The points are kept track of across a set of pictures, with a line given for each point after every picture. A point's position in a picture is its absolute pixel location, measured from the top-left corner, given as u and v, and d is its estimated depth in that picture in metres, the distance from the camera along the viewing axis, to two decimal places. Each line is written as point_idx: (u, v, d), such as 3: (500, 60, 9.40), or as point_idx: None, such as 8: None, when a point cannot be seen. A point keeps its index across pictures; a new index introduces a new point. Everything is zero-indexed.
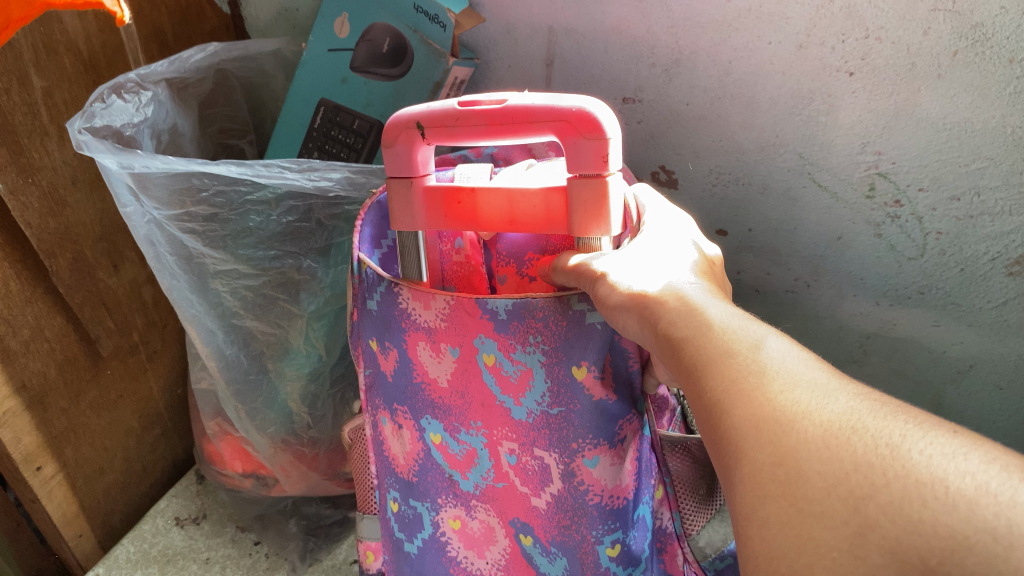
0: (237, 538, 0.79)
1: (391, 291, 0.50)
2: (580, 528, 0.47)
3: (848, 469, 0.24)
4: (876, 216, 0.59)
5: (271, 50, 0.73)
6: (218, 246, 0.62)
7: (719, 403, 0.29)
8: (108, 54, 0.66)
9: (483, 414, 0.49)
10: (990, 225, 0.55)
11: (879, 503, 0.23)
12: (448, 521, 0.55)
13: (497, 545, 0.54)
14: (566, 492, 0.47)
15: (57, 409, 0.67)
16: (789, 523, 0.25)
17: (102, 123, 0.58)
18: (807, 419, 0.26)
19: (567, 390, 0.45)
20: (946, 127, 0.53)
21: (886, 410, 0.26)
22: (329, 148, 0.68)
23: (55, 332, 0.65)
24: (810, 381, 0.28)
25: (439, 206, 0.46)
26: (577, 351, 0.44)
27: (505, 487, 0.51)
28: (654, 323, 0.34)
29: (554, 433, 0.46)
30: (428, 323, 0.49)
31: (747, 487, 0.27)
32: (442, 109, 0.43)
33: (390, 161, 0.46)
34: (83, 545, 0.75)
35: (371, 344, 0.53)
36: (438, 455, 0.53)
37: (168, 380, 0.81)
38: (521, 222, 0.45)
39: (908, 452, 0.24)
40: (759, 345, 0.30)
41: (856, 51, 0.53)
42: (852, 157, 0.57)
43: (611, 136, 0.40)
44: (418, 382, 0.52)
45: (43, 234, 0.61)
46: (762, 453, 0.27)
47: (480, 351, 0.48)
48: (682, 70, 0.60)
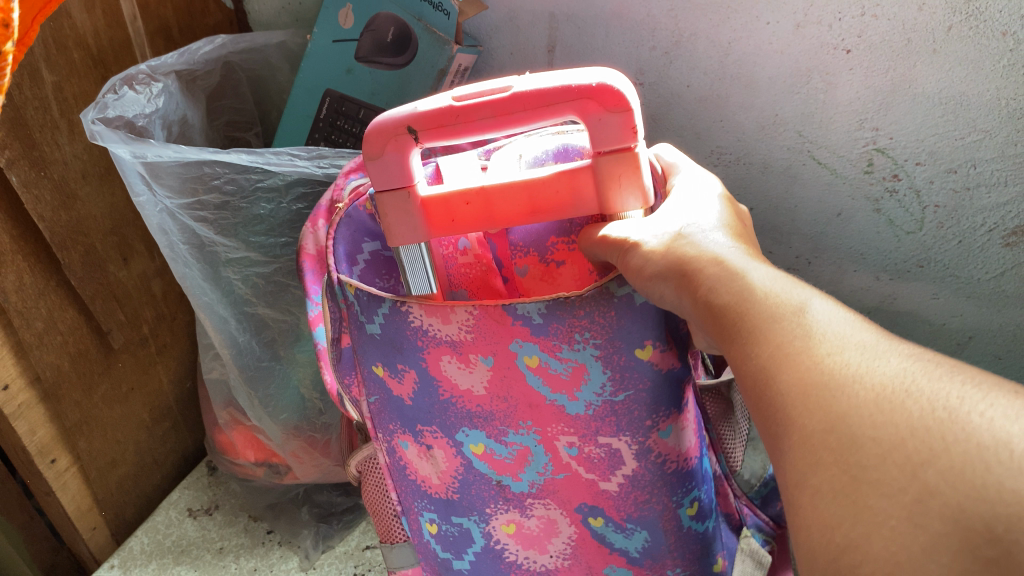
0: (250, 527, 0.79)
1: (397, 310, 0.45)
2: (660, 498, 0.45)
3: (904, 434, 0.23)
4: (875, 191, 0.61)
5: (276, 42, 0.74)
6: (229, 234, 0.63)
7: (764, 370, 0.28)
8: (114, 49, 0.65)
9: (533, 413, 0.45)
10: (987, 197, 0.57)
11: (939, 469, 0.22)
12: (501, 526, 0.50)
13: (561, 537, 0.49)
14: (643, 470, 0.44)
15: (70, 402, 0.67)
16: (842, 491, 0.24)
17: (115, 114, 0.60)
18: (859, 383, 0.25)
19: (632, 372, 0.42)
20: (941, 101, 0.54)
21: (943, 370, 0.25)
22: (335, 138, 0.69)
23: (68, 325, 0.64)
24: (859, 343, 0.27)
25: (442, 211, 0.42)
26: (636, 334, 0.41)
27: (567, 479, 0.46)
28: (694, 288, 0.34)
29: (623, 418, 0.43)
30: (451, 337, 0.44)
31: (798, 455, 0.26)
32: (436, 108, 0.39)
33: (376, 175, 0.41)
34: (97, 538, 0.75)
35: (376, 371, 0.48)
36: (482, 465, 0.48)
37: (178, 373, 0.81)
38: (541, 211, 0.41)
39: (968, 415, 0.23)
40: (805, 307, 0.30)
41: (853, 29, 0.54)
42: (850, 134, 0.59)
43: (634, 107, 0.38)
44: (446, 398, 0.46)
45: (56, 227, 0.60)
46: (811, 420, 0.26)
47: (519, 356, 0.43)
48: (682, 52, 0.61)
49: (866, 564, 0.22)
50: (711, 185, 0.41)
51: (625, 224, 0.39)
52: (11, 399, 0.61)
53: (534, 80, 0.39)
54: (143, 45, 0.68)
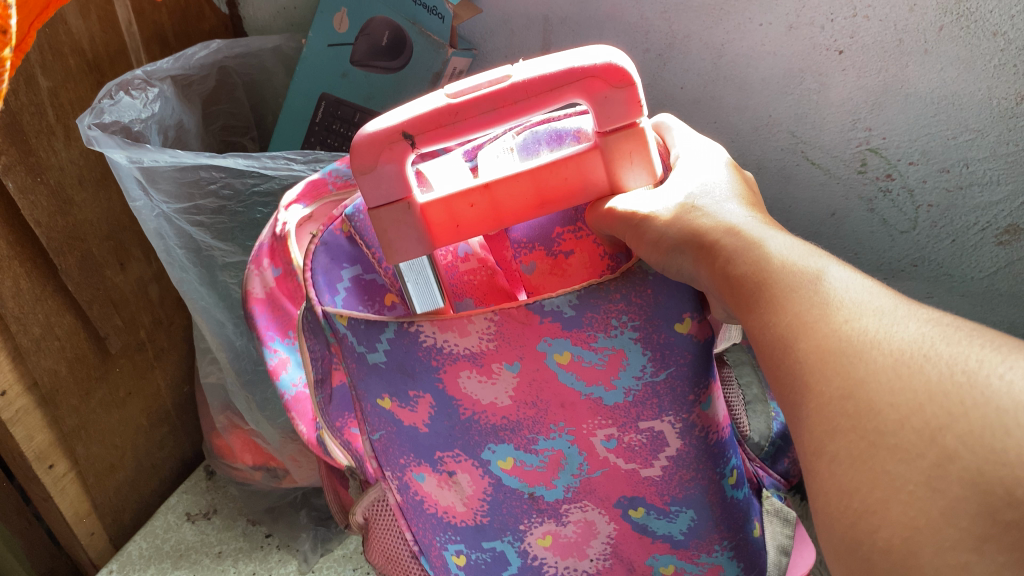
0: (248, 531, 0.79)
1: (405, 332, 0.42)
2: (705, 473, 0.44)
3: (922, 399, 0.23)
4: (868, 191, 0.61)
5: (271, 46, 0.74)
6: (226, 238, 0.64)
7: (781, 339, 0.29)
8: (109, 54, 0.65)
9: (566, 413, 0.43)
10: (979, 196, 0.58)
11: (958, 433, 0.22)
12: (537, 540, 0.49)
13: (599, 537, 0.48)
14: (687, 449, 0.43)
15: (68, 407, 0.67)
16: (860, 457, 0.24)
17: (111, 119, 0.60)
18: (876, 349, 0.25)
19: (673, 349, 0.41)
20: (934, 100, 0.55)
21: (963, 333, 0.25)
22: (332, 142, 0.69)
23: (65, 330, 0.64)
24: (877, 309, 0.27)
25: (445, 220, 0.39)
26: (674, 308, 0.40)
27: (606, 474, 0.45)
28: (712, 260, 0.34)
29: (664, 397, 0.42)
30: (470, 349, 0.42)
31: (814, 422, 0.26)
32: (431, 109, 0.37)
33: (371, 189, 0.38)
34: (95, 543, 0.75)
35: (383, 403, 0.46)
36: (512, 480, 0.47)
37: (175, 377, 0.81)
38: (550, 202, 0.39)
39: (988, 378, 0.23)
40: (822, 274, 0.30)
41: (846, 29, 0.54)
42: (844, 134, 0.59)
43: (637, 80, 0.37)
44: (467, 417, 0.45)
45: (52, 232, 0.60)
46: (829, 387, 0.26)
47: (548, 355, 0.42)
48: (676, 54, 0.61)
49: (885, 529, 0.23)
50: (717, 154, 0.41)
51: (627, 197, 0.39)
52: (9, 404, 0.61)
53: (530, 66, 0.37)
54: (139, 50, 0.69)
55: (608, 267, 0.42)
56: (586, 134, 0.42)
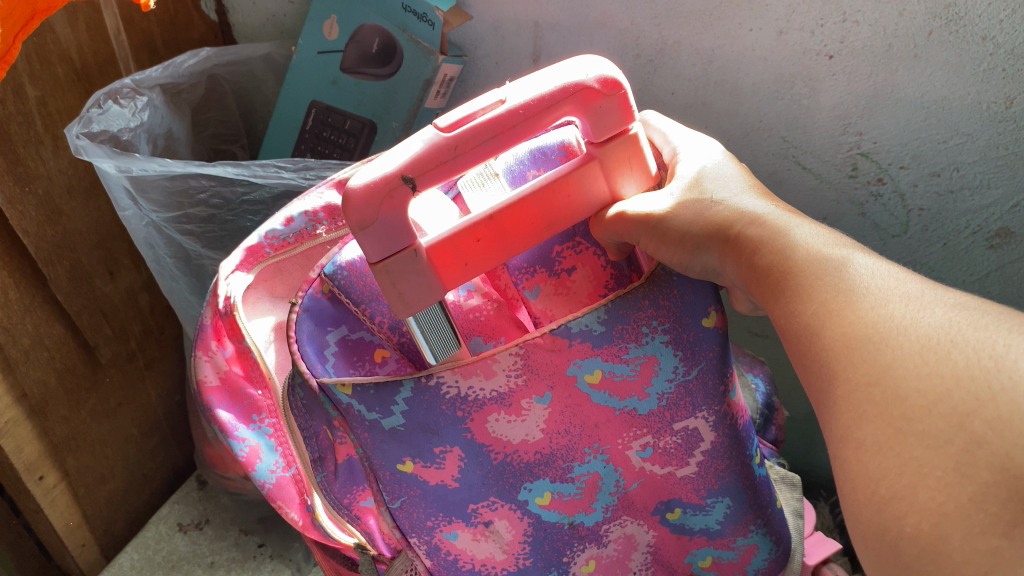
0: (240, 542, 0.79)
1: (424, 387, 0.39)
2: (738, 459, 0.44)
3: (949, 384, 0.24)
4: (860, 196, 0.61)
5: (261, 54, 0.74)
6: (216, 247, 0.63)
7: (808, 328, 0.29)
8: (98, 63, 0.64)
9: (601, 433, 0.42)
10: (971, 200, 0.58)
11: (986, 419, 0.23)
12: (581, 567, 0.47)
13: (640, 549, 0.47)
14: (720, 438, 0.43)
15: (58, 418, 0.66)
16: (887, 444, 0.25)
17: (100, 128, 0.60)
18: (903, 335, 0.26)
19: (697, 343, 0.41)
20: (923, 105, 0.55)
21: (988, 317, 0.25)
22: (323, 149, 0.70)
23: (54, 340, 0.64)
24: (904, 294, 0.28)
25: (453, 257, 0.38)
26: (698, 305, 0.40)
27: (643, 486, 0.44)
28: (736, 252, 0.34)
29: (696, 391, 0.42)
30: (500, 390, 0.40)
31: (842, 408, 0.27)
32: (425, 149, 0.36)
33: (373, 240, 0.36)
34: (86, 555, 0.74)
35: (404, 469, 0.42)
36: (551, 515, 0.45)
37: (165, 387, 0.81)
38: (556, 222, 0.39)
39: (1013, 362, 0.23)
40: (848, 262, 0.30)
41: (835, 34, 0.54)
42: (835, 138, 0.59)
43: (627, 87, 0.37)
44: (499, 461, 0.42)
45: (41, 242, 0.60)
46: (856, 373, 0.26)
47: (579, 377, 0.40)
48: (666, 60, 0.61)
49: (913, 516, 0.23)
50: (705, 143, 0.41)
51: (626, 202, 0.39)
52: None
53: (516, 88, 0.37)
54: (128, 59, 0.68)
55: (612, 277, 0.43)
56: (570, 145, 0.42)
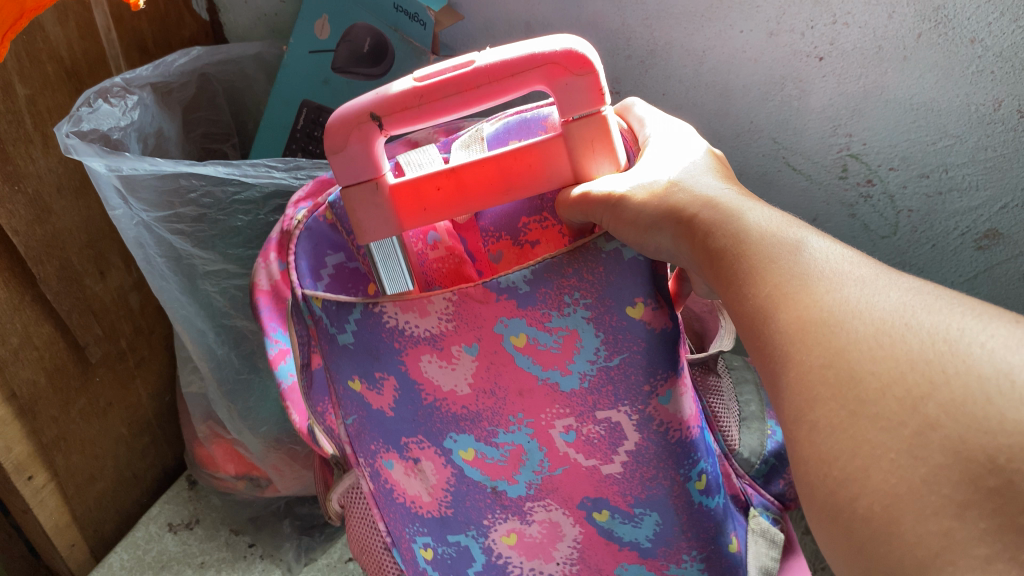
0: (231, 541, 0.78)
1: (371, 313, 0.42)
2: (665, 472, 0.43)
3: (904, 367, 0.22)
4: (850, 197, 0.61)
5: (252, 53, 0.74)
6: (207, 246, 0.62)
7: (761, 312, 0.27)
8: (88, 61, 0.64)
9: (523, 402, 0.44)
10: (959, 201, 0.58)
11: (941, 402, 0.21)
12: (502, 537, 0.48)
13: (566, 540, 0.47)
14: (645, 442, 0.43)
15: (47, 417, 0.66)
16: (840, 426, 0.23)
17: (89, 127, 0.59)
18: (857, 319, 0.24)
19: (623, 335, 0.40)
20: (913, 106, 0.55)
21: (944, 301, 0.24)
22: (313, 148, 0.68)
23: (44, 340, 0.64)
24: (858, 278, 0.26)
25: (414, 202, 0.39)
26: (626, 291, 0.39)
27: (566, 472, 0.45)
28: (692, 235, 0.33)
29: (618, 385, 0.42)
30: (431, 331, 0.43)
31: (795, 391, 0.25)
32: (398, 91, 0.37)
33: (341, 168, 0.39)
34: (75, 555, 0.74)
35: (353, 386, 0.45)
36: (474, 472, 0.46)
37: (156, 387, 0.80)
38: (513, 188, 0.39)
39: (968, 347, 0.22)
40: (801, 246, 0.28)
41: (825, 36, 0.54)
42: (824, 140, 0.59)
43: (599, 69, 0.37)
44: (429, 403, 0.45)
45: (30, 241, 0.60)
46: (809, 356, 0.24)
47: (506, 337, 0.42)
48: (658, 61, 0.61)
49: (865, 497, 0.22)
50: (687, 134, 0.40)
51: (588, 183, 0.38)
52: None
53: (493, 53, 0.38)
54: (118, 57, 0.68)
55: None
56: (552, 121, 0.42)
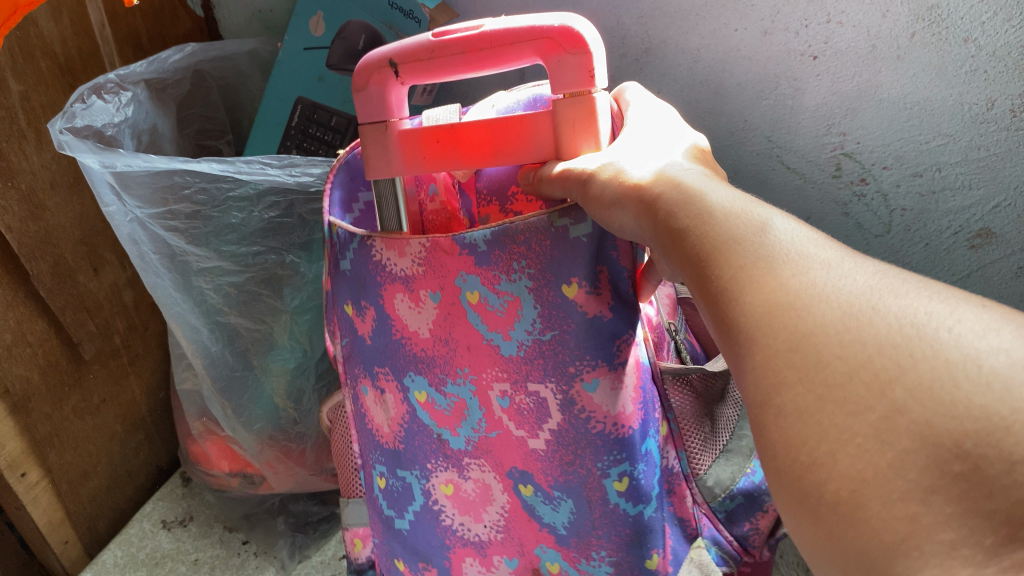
0: (225, 538, 0.78)
1: (365, 245, 0.46)
2: (584, 461, 0.41)
3: (871, 350, 0.21)
4: (843, 196, 0.61)
5: (246, 50, 0.75)
6: (201, 243, 0.61)
7: (723, 294, 0.25)
8: (82, 58, 0.64)
9: (470, 357, 0.44)
10: (952, 200, 0.57)
11: (907, 385, 0.20)
12: (440, 485, 0.48)
13: (495, 505, 0.47)
14: (566, 425, 0.41)
15: (40, 414, 0.66)
16: (807, 411, 0.21)
17: (83, 124, 0.59)
18: (824, 302, 0.23)
19: (558, 311, 0.40)
20: (907, 105, 0.54)
21: (912, 284, 0.23)
22: (307, 145, 0.67)
23: (37, 337, 0.63)
24: (824, 261, 0.24)
25: (415, 151, 0.42)
26: (565, 268, 0.39)
27: (499, 437, 0.45)
28: (653, 217, 0.30)
29: (549, 360, 0.41)
30: (405, 271, 0.44)
31: (758, 375, 0.23)
32: (416, 43, 0.40)
33: (362, 107, 0.42)
34: (69, 552, 0.74)
35: (346, 310, 0.49)
36: (425, 415, 0.47)
37: (150, 384, 0.80)
38: (500, 153, 0.40)
39: (936, 331, 0.20)
40: (766, 226, 0.26)
41: (820, 35, 0.54)
42: (818, 138, 0.59)
43: (595, 51, 0.37)
44: (398, 338, 0.46)
45: (24, 238, 0.59)
46: (774, 340, 0.23)
47: (463, 291, 0.43)
48: (652, 60, 0.61)
49: (831, 482, 0.20)
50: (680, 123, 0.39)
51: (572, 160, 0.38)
52: None
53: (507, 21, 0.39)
54: (112, 53, 0.68)
55: None
56: None
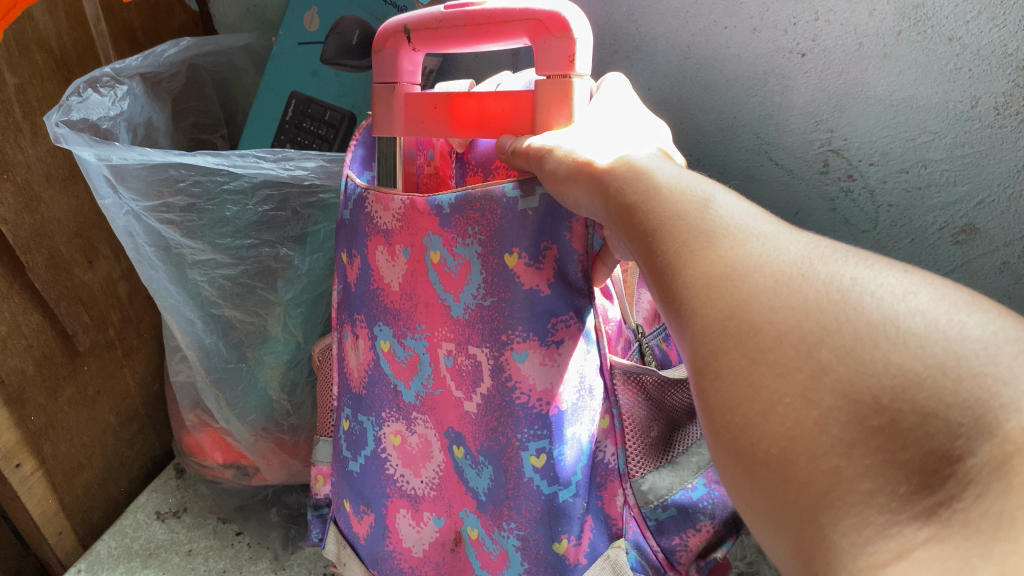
0: (219, 529, 0.80)
1: (361, 199, 0.50)
2: (506, 430, 0.43)
3: (799, 315, 0.22)
4: (830, 191, 0.59)
5: (241, 45, 0.76)
6: (195, 236, 0.62)
7: (669, 267, 0.26)
8: (78, 51, 0.65)
9: (427, 315, 0.47)
10: (937, 196, 0.55)
11: (833, 346, 0.21)
12: (390, 436, 0.51)
13: (433, 463, 0.50)
14: (495, 391, 0.43)
15: (35, 405, 0.67)
16: (742, 374, 0.23)
17: (79, 117, 0.59)
18: (759, 272, 0.24)
19: (500, 279, 0.42)
20: (894, 102, 0.53)
21: (843, 253, 0.24)
22: (301, 139, 0.68)
23: (32, 328, 0.64)
24: (761, 234, 0.25)
25: (414, 112, 0.47)
26: (510, 238, 0.41)
27: (442, 395, 0.47)
28: (606, 195, 0.31)
29: (486, 326, 0.43)
30: (387, 225, 0.48)
31: (699, 343, 0.24)
32: (428, 14, 0.44)
33: (379, 65, 0.47)
34: (63, 543, 0.75)
35: (341, 258, 0.52)
36: (386, 365, 0.50)
37: (144, 375, 0.82)
38: (482, 126, 0.44)
39: (860, 294, 0.22)
40: (708, 202, 0.27)
41: (808, 33, 0.54)
42: (806, 135, 0.58)
43: (579, 37, 0.39)
44: (374, 288, 0.50)
45: (19, 230, 0.60)
46: (713, 309, 0.24)
47: (428, 251, 0.46)
48: (642, 56, 0.63)
49: (765, 441, 0.22)
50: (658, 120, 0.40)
51: (547, 134, 0.39)
52: None
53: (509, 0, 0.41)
54: (108, 48, 0.69)
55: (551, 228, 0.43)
56: None
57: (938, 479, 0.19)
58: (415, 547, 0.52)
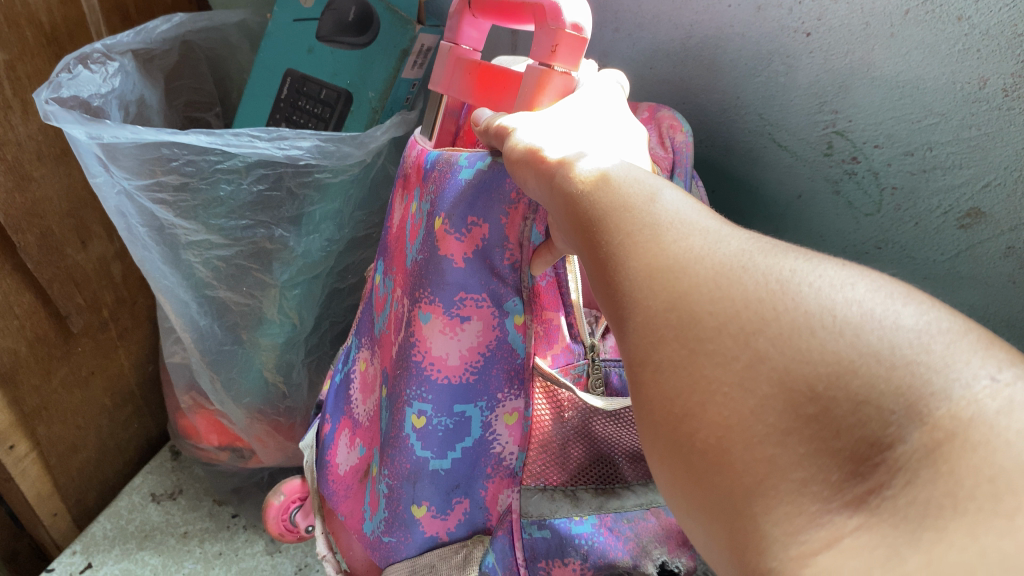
0: (214, 512, 0.79)
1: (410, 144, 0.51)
2: (402, 384, 0.43)
3: (738, 306, 0.21)
4: (834, 173, 0.57)
5: (236, 21, 0.74)
6: (189, 216, 0.60)
7: (614, 258, 0.25)
8: (69, 26, 0.63)
9: (398, 257, 0.48)
10: (942, 179, 0.52)
11: (770, 335, 0.20)
12: (361, 362, 0.55)
13: (371, 399, 0.52)
14: (404, 343, 0.43)
15: (30, 386, 0.66)
16: (681, 367, 0.21)
17: (69, 93, 0.57)
18: (699, 264, 0.22)
19: (428, 241, 0.41)
20: (899, 84, 0.50)
21: (783, 249, 0.22)
22: (296, 118, 0.69)
23: (25, 309, 0.63)
24: (705, 230, 0.24)
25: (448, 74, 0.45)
26: (445, 201, 0.40)
27: (387, 336, 0.48)
28: (557, 173, 0.30)
29: (413, 279, 0.43)
30: (409, 166, 0.49)
31: (639, 335, 0.23)
32: None
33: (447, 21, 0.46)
34: (59, 524, 0.74)
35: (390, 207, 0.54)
36: (375, 295, 0.53)
37: (138, 357, 0.80)
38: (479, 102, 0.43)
39: (798, 286, 0.20)
40: (654, 198, 0.26)
41: (812, 11, 0.51)
42: (811, 116, 0.56)
43: (569, 30, 0.36)
44: (385, 231, 0.51)
45: (9, 209, 0.59)
46: (654, 302, 0.23)
47: (414, 201, 0.46)
48: (644, 35, 0.61)
49: (703, 430, 0.20)
50: (637, 133, 0.38)
51: (519, 116, 0.37)
52: None
53: None
54: (99, 23, 0.67)
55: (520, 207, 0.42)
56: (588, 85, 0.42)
57: (867, 466, 0.17)
58: (341, 466, 0.54)
